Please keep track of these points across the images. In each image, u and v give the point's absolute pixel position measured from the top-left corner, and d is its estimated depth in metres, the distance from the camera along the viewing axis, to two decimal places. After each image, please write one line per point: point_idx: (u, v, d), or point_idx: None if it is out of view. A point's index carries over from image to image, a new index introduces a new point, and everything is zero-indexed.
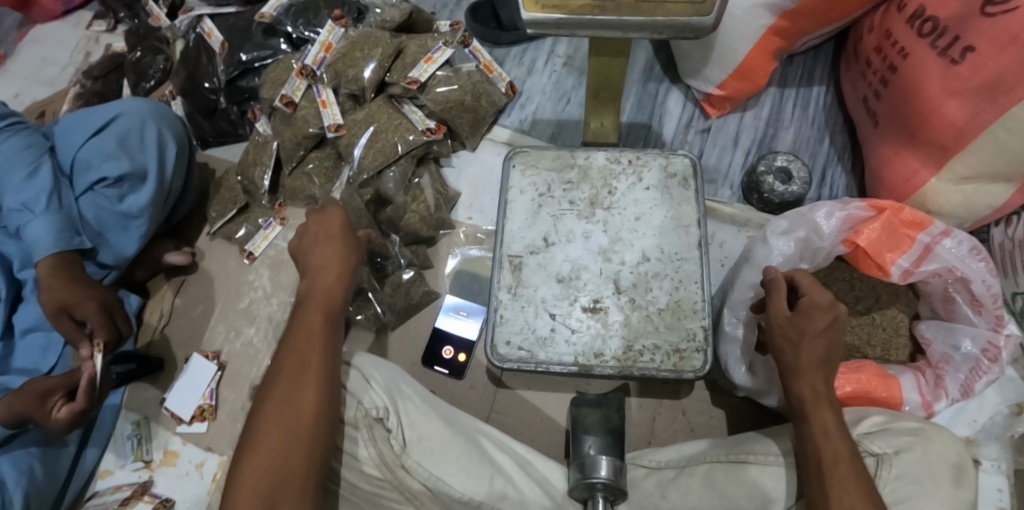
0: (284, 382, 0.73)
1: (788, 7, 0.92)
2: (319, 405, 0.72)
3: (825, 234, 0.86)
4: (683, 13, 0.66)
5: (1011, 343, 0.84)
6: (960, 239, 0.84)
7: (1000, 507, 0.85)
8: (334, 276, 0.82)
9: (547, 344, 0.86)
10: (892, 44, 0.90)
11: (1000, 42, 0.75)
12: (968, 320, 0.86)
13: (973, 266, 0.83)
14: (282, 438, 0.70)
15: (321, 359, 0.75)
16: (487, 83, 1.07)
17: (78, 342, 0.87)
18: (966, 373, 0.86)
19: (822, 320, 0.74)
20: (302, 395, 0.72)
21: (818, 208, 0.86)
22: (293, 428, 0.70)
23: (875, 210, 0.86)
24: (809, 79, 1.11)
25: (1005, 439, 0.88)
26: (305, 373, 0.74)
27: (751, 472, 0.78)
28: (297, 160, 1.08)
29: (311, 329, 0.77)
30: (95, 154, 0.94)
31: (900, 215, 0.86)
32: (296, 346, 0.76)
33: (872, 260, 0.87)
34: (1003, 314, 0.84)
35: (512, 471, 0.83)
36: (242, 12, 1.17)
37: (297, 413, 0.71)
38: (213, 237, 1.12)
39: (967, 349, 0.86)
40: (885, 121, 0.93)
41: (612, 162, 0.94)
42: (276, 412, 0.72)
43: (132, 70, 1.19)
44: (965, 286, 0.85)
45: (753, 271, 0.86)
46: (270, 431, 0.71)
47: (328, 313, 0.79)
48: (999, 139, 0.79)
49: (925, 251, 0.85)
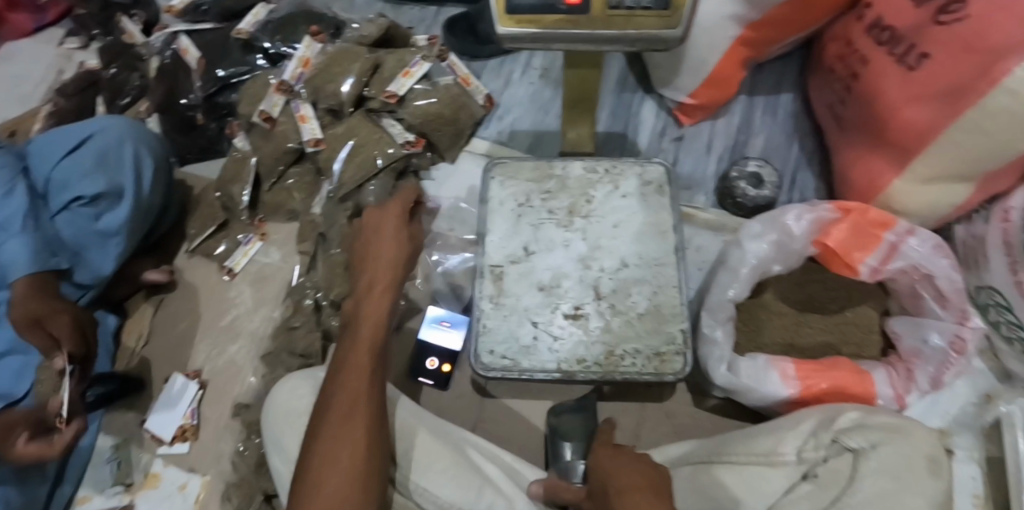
0: (336, 420, 0.69)
1: (754, 18, 0.96)
2: (370, 442, 0.68)
3: (795, 235, 0.89)
4: (653, 26, 0.68)
5: (976, 334, 0.87)
6: (924, 237, 0.87)
7: (974, 494, 0.88)
8: (385, 287, 0.78)
9: (530, 352, 0.87)
10: (853, 52, 0.93)
11: (952, 50, 0.79)
12: (935, 315, 0.89)
13: (938, 263, 0.86)
14: (340, 483, 0.65)
15: (374, 393, 0.72)
16: (465, 96, 1.09)
17: (50, 353, 0.85)
18: (935, 366, 0.89)
19: (635, 478, 0.69)
20: (355, 433, 0.68)
21: (788, 211, 0.89)
22: (344, 471, 0.66)
23: (842, 212, 0.89)
24: (777, 87, 1.15)
25: (975, 428, 0.92)
26: (359, 409, 0.70)
27: (716, 473, 0.79)
28: (277, 176, 1.09)
29: (359, 359, 0.73)
30: (72, 173, 0.93)
31: (867, 215, 0.88)
32: (351, 378, 0.72)
33: (841, 259, 0.91)
34: (967, 307, 0.87)
35: (500, 480, 0.81)
36: (219, 28, 1.17)
37: (350, 455, 0.67)
38: (193, 255, 1.11)
39: (935, 343, 0.89)
40: (851, 126, 0.97)
41: (589, 172, 0.96)
42: (331, 456, 0.67)
43: (107, 88, 1.19)
44: (931, 282, 0.88)
45: (729, 274, 0.89)
46: (327, 477, 0.66)
47: (375, 339, 0.75)
48: (956, 141, 0.83)
49: (892, 250, 0.88)
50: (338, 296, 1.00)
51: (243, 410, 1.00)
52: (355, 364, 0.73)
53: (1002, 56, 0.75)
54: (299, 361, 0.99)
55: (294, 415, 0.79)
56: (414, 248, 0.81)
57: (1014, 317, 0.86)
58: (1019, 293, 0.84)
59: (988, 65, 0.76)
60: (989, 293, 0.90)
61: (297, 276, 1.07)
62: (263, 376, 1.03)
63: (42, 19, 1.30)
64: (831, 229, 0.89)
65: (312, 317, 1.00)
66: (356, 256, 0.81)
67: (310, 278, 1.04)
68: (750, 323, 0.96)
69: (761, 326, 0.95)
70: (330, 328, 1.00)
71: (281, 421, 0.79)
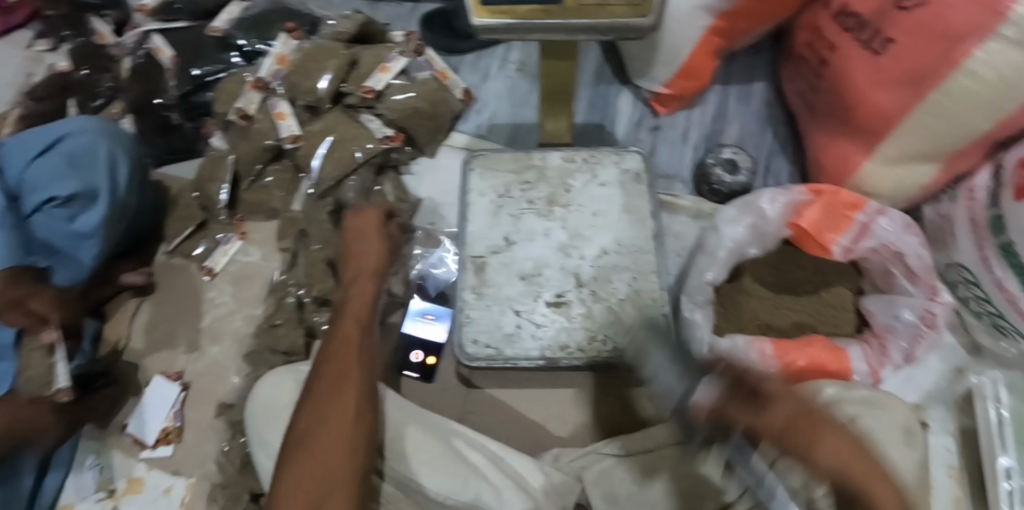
0: (328, 383, 0.71)
1: (725, 8, 0.98)
2: (364, 402, 0.70)
3: (770, 218, 0.91)
4: (625, 15, 0.69)
5: (946, 309, 0.89)
6: (893, 217, 0.89)
7: (950, 466, 0.91)
8: (369, 276, 0.84)
9: (514, 340, 0.88)
10: (822, 39, 0.96)
11: (916, 34, 0.81)
12: (907, 291, 0.91)
13: (907, 241, 0.89)
14: (334, 437, 0.66)
15: (364, 361, 0.74)
16: (443, 91, 1.10)
17: (38, 329, 0.88)
18: (908, 341, 0.91)
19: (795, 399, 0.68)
20: (346, 393, 0.70)
21: (762, 195, 0.91)
22: (339, 428, 0.67)
23: (814, 194, 0.92)
24: (750, 76, 1.17)
25: (949, 401, 0.94)
26: (349, 373, 0.72)
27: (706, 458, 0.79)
28: (255, 175, 1.09)
29: (348, 333, 0.77)
30: (45, 173, 0.91)
31: (838, 197, 0.91)
32: (344, 348, 0.74)
33: (815, 239, 0.94)
34: (937, 283, 0.89)
35: (488, 470, 0.79)
36: (192, 27, 1.16)
37: (344, 414, 0.68)
38: (171, 256, 1.10)
39: (907, 318, 0.91)
40: (822, 112, 0.99)
41: (567, 161, 0.97)
42: (323, 414, 0.68)
43: (81, 91, 1.18)
44: (902, 260, 0.90)
45: (707, 258, 0.91)
46: (317, 434, 0.67)
47: (362, 320, 0.79)
48: (922, 123, 0.86)
49: (863, 229, 0.91)
50: (321, 292, 0.99)
51: (227, 410, 0.99)
52: (346, 338, 0.76)
53: (962, 39, 0.77)
54: (282, 358, 0.98)
55: (276, 407, 0.78)
56: (394, 243, 0.89)
57: (982, 292, 0.89)
58: (985, 267, 0.86)
59: (950, 48, 0.78)
60: (958, 269, 0.93)
61: (279, 274, 1.06)
62: (246, 375, 1.02)
63: (11, 22, 1.28)
64: (804, 211, 0.92)
65: (294, 315, 1.00)
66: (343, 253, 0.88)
67: (292, 275, 1.03)
68: (730, 307, 0.97)
69: (742, 310, 0.97)
70: (314, 325, 1.00)
71: (265, 413, 0.79)
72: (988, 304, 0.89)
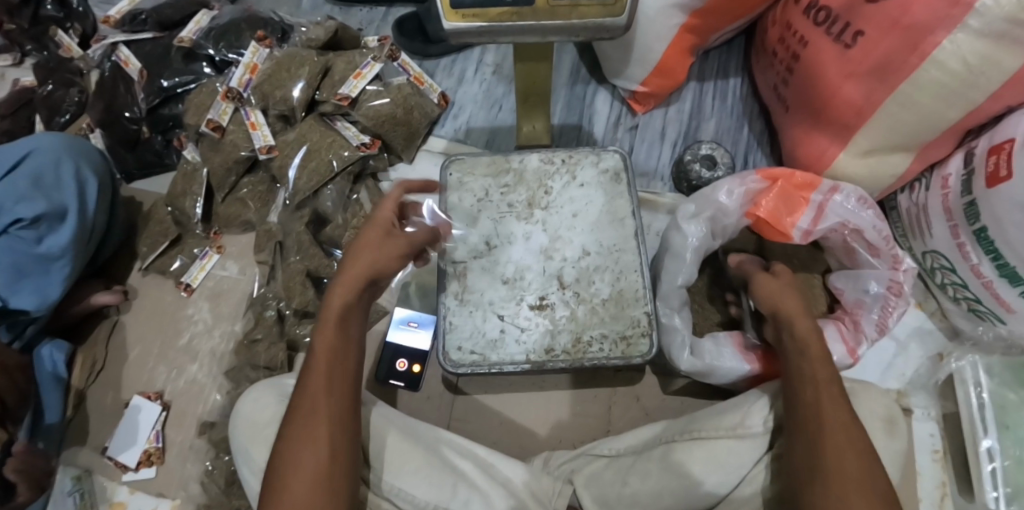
0: (298, 424, 0.67)
1: (697, 6, 0.98)
2: (338, 444, 0.67)
3: (728, 210, 0.91)
4: (597, 15, 0.69)
5: (910, 276, 0.90)
6: (847, 193, 0.90)
7: (934, 451, 0.90)
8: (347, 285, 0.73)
9: (498, 346, 0.88)
10: (792, 33, 0.96)
11: (884, 27, 0.82)
12: (870, 264, 0.92)
13: (863, 216, 0.89)
14: (309, 485, 0.64)
15: (339, 396, 0.69)
16: (418, 96, 1.09)
17: None
18: (878, 312, 0.91)
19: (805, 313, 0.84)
20: (317, 437, 0.67)
21: (720, 187, 0.91)
22: (316, 472, 0.65)
23: (769, 181, 0.91)
24: (725, 72, 1.18)
25: (931, 387, 0.96)
26: (320, 413, 0.68)
27: (690, 453, 0.77)
28: (229, 187, 1.06)
29: (325, 364, 0.70)
30: (7, 197, 0.88)
31: (792, 179, 0.91)
32: (313, 386, 0.69)
33: (774, 227, 0.92)
34: (898, 253, 0.90)
35: (474, 476, 0.79)
36: (160, 38, 1.13)
37: (317, 459, 0.66)
38: (146, 273, 1.08)
39: (875, 290, 0.92)
40: (794, 105, 1.00)
41: (546, 163, 0.97)
42: (296, 458, 0.66)
43: (43, 106, 1.16)
44: (860, 236, 0.91)
45: (674, 260, 0.90)
46: (289, 482, 0.65)
47: (342, 347, 0.71)
48: (893, 113, 0.86)
49: (820, 209, 0.91)
50: (302, 305, 0.98)
51: (208, 429, 0.97)
52: (316, 366, 0.70)
53: (929, 30, 0.78)
54: (264, 373, 0.97)
55: (261, 426, 0.76)
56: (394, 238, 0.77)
57: (958, 278, 0.91)
58: (961, 253, 0.88)
59: (917, 39, 0.79)
60: (934, 256, 0.94)
61: (257, 286, 1.04)
62: (227, 392, 1.00)
63: None
64: (760, 199, 0.91)
65: (275, 328, 0.98)
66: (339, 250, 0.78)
67: (270, 288, 1.02)
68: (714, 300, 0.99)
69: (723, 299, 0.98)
70: (295, 338, 0.98)
71: (247, 432, 0.76)
72: (965, 289, 0.91)
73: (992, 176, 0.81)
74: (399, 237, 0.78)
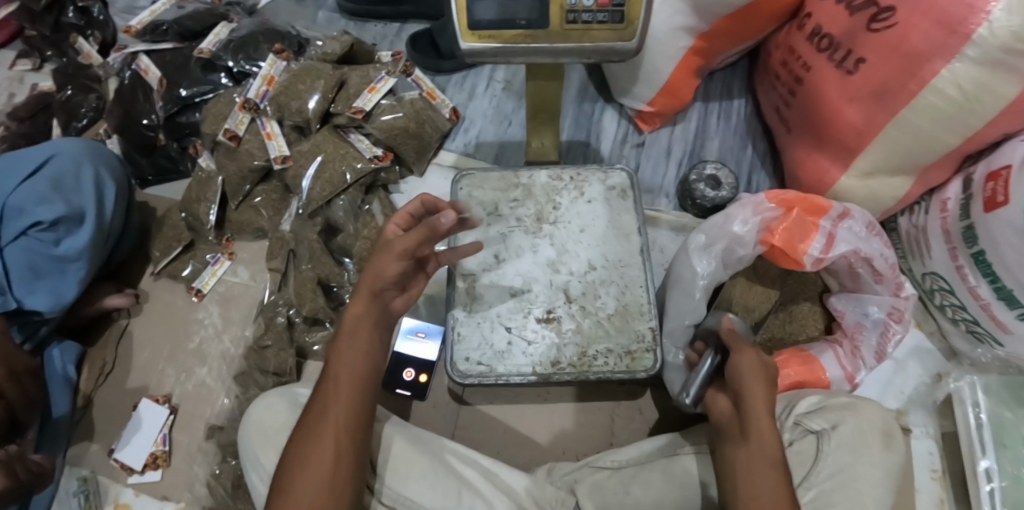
0: (310, 423, 0.69)
1: (704, 29, 1.01)
2: (343, 451, 0.68)
3: (745, 241, 0.90)
4: (607, 39, 0.71)
5: (911, 303, 0.91)
6: (857, 220, 0.91)
7: (933, 469, 0.93)
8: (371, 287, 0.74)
9: (504, 357, 0.89)
10: (796, 58, 0.99)
11: (885, 54, 0.84)
12: (873, 290, 0.93)
13: (872, 244, 0.90)
14: (307, 485, 0.66)
15: (352, 399, 0.70)
16: (431, 110, 1.11)
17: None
18: (878, 338, 0.93)
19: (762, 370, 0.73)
20: (325, 439, 0.68)
21: (733, 217, 0.90)
22: (318, 476, 0.66)
23: (783, 208, 0.91)
24: (729, 94, 1.20)
25: (929, 406, 0.97)
26: (332, 414, 0.69)
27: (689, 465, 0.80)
28: (243, 195, 1.08)
29: (343, 361, 0.72)
30: (29, 198, 0.90)
31: (804, 204, 0.90)
32: (329, 387, 0.71)
33: (788, 256, 0.91)
34: (902, 280, 0.91)
35: (481, 486, 0.80)
36: (179, 48, 1.16)
37: (320, 460, 0.67)
38: (158, 277, 1.10)
39: (876, 315, 0.94)
40: (797, 127, 1.02)
41: (554, 179, 0.99)
42: (304, 457, 0.67)
43: (62, 110, 1.18)
44: (868, 264, 0.91)
45: (681, 292, 0.91)
46: (295, 479, 0.66)
47: (362, 350, 0.73)
48: (894, 138, 0.88)
49: (830, 237, 0.90)
50: (312, 312, 0.99)
51: (216, 433, 0.98)
52: (334, 367, 0.72)
53: (928, 58, 0.81)
54: (273, 379, 0.98)
55: (270, 431, 0.77)
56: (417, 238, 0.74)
57: (957, 299, 0.92)
58: (959, 276, 0.90)
59: (917, 66, 0.82)
60: (933, 278, 0.96)
61: (268, 293, 1.05)
62: (235, 396, 1.01)
63: None
64: (775, 226, 0.90)
65: (285, 335, 1.00)
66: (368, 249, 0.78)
67: (281, 295, 1.03)
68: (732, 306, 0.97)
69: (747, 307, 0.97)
70: (305, 345, 1.00)
71: (257, 435, 0.77)
72: (964, 311, 0.93)
73: (989, 201, 0.83)
74: (401, 237, 0.73)
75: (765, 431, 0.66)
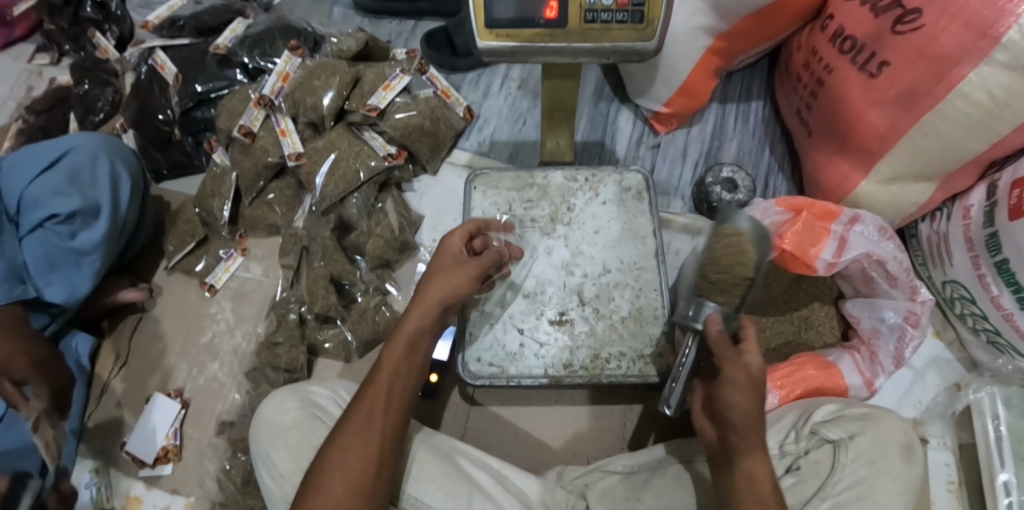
0: (354, 429, 0.69)
1: (723, 30, 1.00)
2: (382, 460, 0.69)
3: None
4: (627, 39, 0.70)
5: (927, 308, 0.89)
6: (867, 224, 0.89)
7: (950, 481, 0.91)
8: (432, 306, 0.76)
9: (517, 359, 0.88)
10: (818, 60, 0.97)
11: (910, 57, 0.83)
12: (888, 294, 0.91)
13: (884, 246, 0.89)
14: (343, 490, 0.66)
15: (394, 412, 0.71)
16: (445, 108, 1.10)
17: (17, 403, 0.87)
18: (894, 344, 0.91)
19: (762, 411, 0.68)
20: (369, 446, 0.68)
21: None
22: (358, 482, 0.67)
23: (793, 212, 0.90)
24: (747, 95, 1.19)
25: (947, 417, 0.95)
26: (376, 423, 0.70)
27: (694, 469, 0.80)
28: (257, 191, 1.08)
29: (391, 372, 0.73)
30: (45, 191, 0.90)
31: (815, 210, 0.89)
32: (373, 396, 0.71)
33: (798, 259, 0.89)
34: (917, 284, 0.89)
35: (490, 487, 0.78)
36: (196, 43, 1.17)
37: (362, 467, 0.67)
38: (171, 271, 1.10)
39: (892, 319, 0.92)
40: (818, 130, 1.01)
41: (570, 180, 0.98)
42: (344, 461, 0.67)
43: (79, 104, 1.18)
44: (881, 266, 0.89)
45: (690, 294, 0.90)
46: (335, 483, 0.66)
47: (406, 365, 0.74)
48: (917, 143, 0.87)
49: (842, 241, 0.88)
50: (323, 310, 0.99)
51: (227, 428, 0.98)
52: (379, 377, 0.73)
53: (956, 62, 0.79)
54: (284, 376, 0.98)
55: (283, 430, 0.77)
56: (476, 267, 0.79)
57: (978, 308, 0.90)
58: (981, 285, 0.88)
59: (943, 70, 0.80)
60: (954, 287, 0.94)
61: (280, 290, 1.06)
62: (246, 393, 1.01)
63: (10, 35, 1.31)
64: (784, 230, 0.88)
65: (296, 332, 1.00)
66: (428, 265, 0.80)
67: (293, 292, 1.04)
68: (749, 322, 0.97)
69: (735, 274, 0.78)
70: (316, 343, 1.01)
71: (269, 435, 0.77)
72: (985, 320, 0.91)
73: (1015, 209, 0.81)
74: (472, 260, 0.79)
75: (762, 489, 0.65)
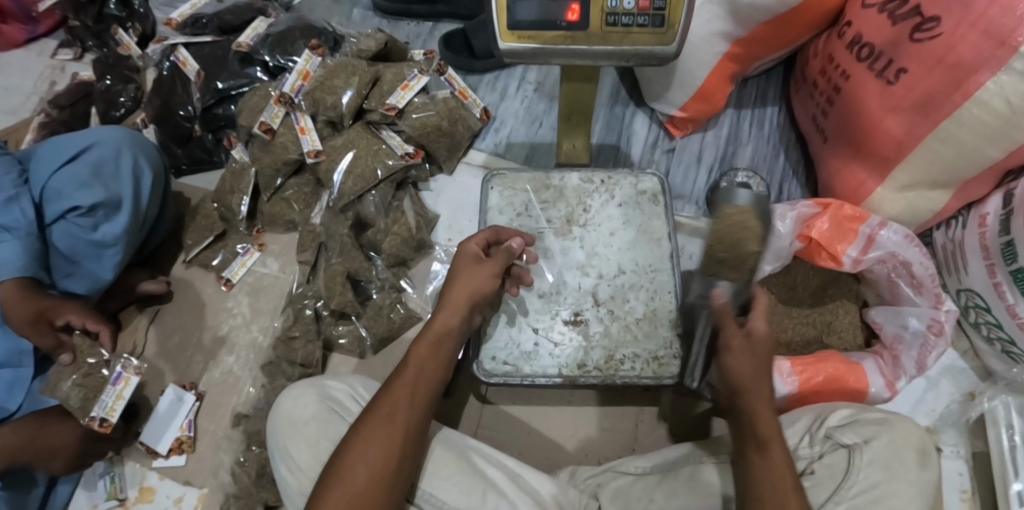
0: (377, 421, 0.70)
1: (741, 36, 1.01)
2: (405, 452, 0.69)
3: (782, 234, 0.92)
4: (646, 43, 0.71)
5: (951, 317, 0.89)
6: (896, 229, 0.89)
7: (963, 490, 0.91)
8: (458, 307, 0.78)
9: (531, 358, 0.89)
10: (835, 67, 0.98)
11: (928, 64, 0.83)
12: (911, 301, 0.91)
13: (911, 251, 0.89)
14: (367, 477, 0.67)
15: (417, 406, 0.72)
16: (462, 109, 1.11)
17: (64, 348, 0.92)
18: (917, 351, 0.91)
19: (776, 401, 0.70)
20: (391, 438, 0.69)
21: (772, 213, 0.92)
22: (379, 471, 0.67)
23: (820, 207, 0.92)
24: (763, 101, 1.19)
25: (961, 425, 0.95)
26: (399, 417, 0.70)
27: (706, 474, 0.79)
28: (275, 188, 1.10)
29: (415, 369, 0.74)
30: (68, 183, 0.92)
31: (843, 210, 0.92)
32: (398, 390, 0.72)
33: (824, 251, 0.92)
34: (941, 291, 0.89)
35: (504, 484, 0.78)
36: (218, 41, 1.18)
37: (385, 459, 0.68)
38: (189, 265, 1.11)
39: (915, 327, 0.91)
40: (833, 136, 1.01)
41: (586, 182, 0.99)
42: (367, 451, 0.68)
43: (101, 99, 1.20)
44: (907, 270, 0.90)
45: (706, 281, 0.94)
46: (359, 471, 0.67)
47: (430, 362, 0.75)
48: (934, 150, 0.87)
49: (869, 241, 0.90)
50: (340, 306, 1.00)
51: (243, 420, 0.98)
52: (404, 372, 0.74)
53: (974, 70, 0.79)
54: (299, 371, 0.99)
55: (303, 423, 0.77)
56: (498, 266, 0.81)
57: (993, 317, 0.90)
58: (996, 292, 0.88)
59: (962, 78, 0.80)
60: (968, 295, 0.94)
61: (296, 286, 1.08)
62: (262, 386, 1.02)
63: (35, 30, 1.33)
64: (814, 223, 0.91)
65: (313, 327, 1.01)
66: (452, 267, 0.82)
67: (309, 287, 1.05)
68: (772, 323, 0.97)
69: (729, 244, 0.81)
70: (332, 337, 1.02)
71: (287, 428, 0.77)
72: (1000, 329, 0.91)
73: None
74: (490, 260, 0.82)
75: (786, 490, 0.65)
